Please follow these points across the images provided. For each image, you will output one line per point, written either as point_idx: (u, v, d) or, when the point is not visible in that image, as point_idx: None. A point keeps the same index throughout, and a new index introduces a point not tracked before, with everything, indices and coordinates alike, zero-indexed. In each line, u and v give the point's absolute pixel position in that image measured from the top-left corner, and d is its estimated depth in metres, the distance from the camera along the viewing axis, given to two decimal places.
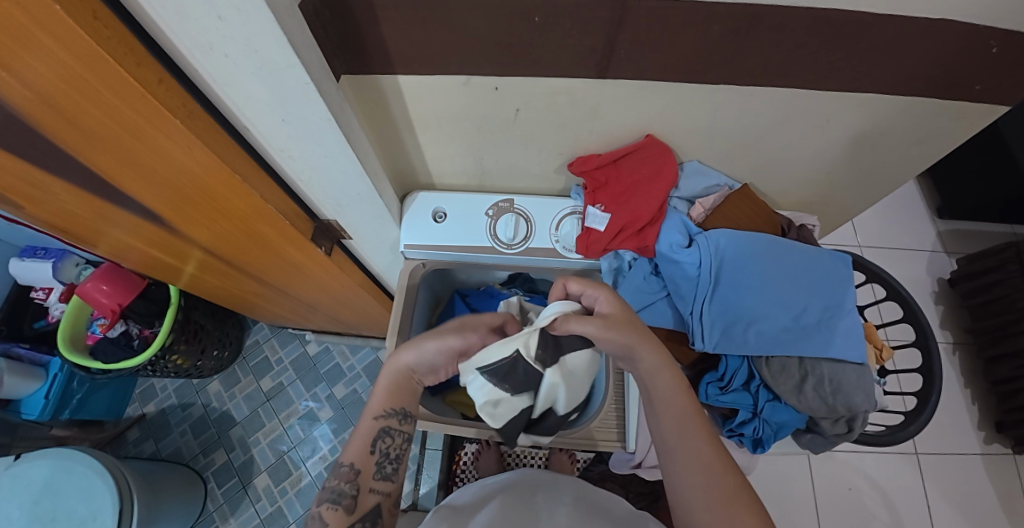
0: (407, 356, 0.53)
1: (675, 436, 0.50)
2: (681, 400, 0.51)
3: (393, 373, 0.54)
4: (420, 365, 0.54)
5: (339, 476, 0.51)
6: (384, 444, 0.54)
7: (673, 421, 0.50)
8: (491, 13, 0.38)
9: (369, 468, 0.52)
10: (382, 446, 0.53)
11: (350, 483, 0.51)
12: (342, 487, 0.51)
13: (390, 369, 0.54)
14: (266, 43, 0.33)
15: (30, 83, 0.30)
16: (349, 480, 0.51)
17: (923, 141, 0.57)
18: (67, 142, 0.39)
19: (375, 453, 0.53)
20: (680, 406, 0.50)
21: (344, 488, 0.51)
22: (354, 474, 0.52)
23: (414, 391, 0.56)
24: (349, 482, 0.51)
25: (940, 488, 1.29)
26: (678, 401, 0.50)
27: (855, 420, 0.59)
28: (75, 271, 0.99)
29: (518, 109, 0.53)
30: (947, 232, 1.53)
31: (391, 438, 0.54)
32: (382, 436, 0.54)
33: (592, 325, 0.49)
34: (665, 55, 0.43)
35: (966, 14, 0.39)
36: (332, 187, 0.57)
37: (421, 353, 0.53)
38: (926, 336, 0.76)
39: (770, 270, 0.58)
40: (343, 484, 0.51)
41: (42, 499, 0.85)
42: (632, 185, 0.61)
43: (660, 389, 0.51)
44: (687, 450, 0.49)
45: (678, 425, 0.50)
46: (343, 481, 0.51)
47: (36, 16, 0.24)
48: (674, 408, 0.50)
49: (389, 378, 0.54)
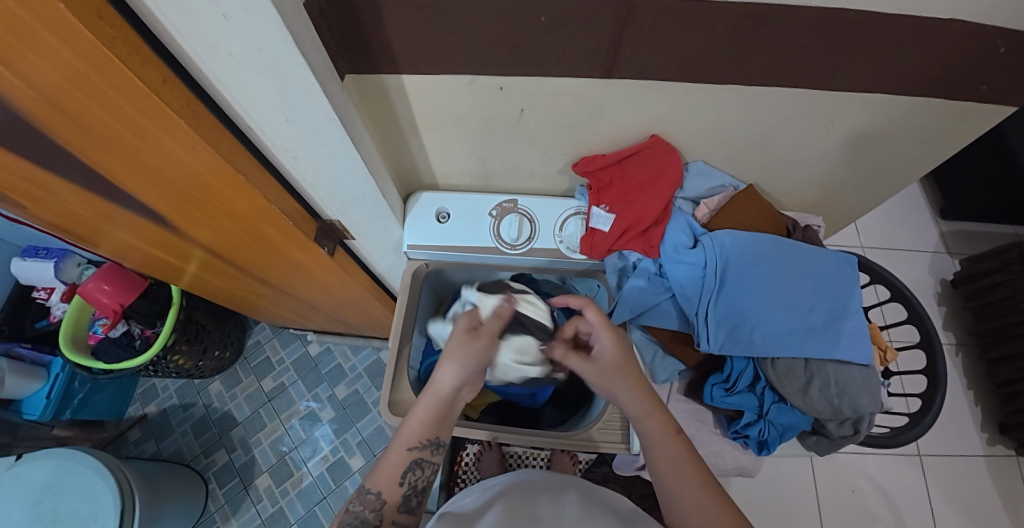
0: (449, 379, 0.54)
1: (671, 482, 0.51)
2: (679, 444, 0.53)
3: (436, 397, 0.54)
4: (465, 379, 0.55)
5: (365, 504, 0.52)
6: (413, 477, 0.54)
7: (668, 469, 0.51)
8: (496, 13, 0.38)
9: (394, 499, 0.53)
10: (410, 479, 0.54)
11: (375, 512, 0.52)
12: (365, 515, 0.51)
13: (430, 394, 0.54)
14: (271, 42, 0.33)
15: (35, 84, 0.30)
16: (374, 509, 0.52)
17: (929, 141, 0.57)
18: (71, 142, 0.39)
19: (403, 486, 0.53)
20: (674, 453, 0.52)
21: (369, 516, 0.52)
22: (380, 504, 0.52)
23: (448, 421, 0.56)
24: (374, 511, 0.52)
25: (944, 489, 1.28)
26: (671, 447, 0.52)
27: (861, 422, 0.59)
28: (77, 270, 1.00)
29: (523, 109, 0.53)
30: (950, 233, 1.53)
31: (420, 471, 0.54)
32: (413, 468, 0.54)
33: (581, 364, 0.58)
34: (671, 54, 0.43)
35: (975, 13, 0.39)
36: (336, 188, 0.57)
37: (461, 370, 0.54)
38: (931, 337, 0.75)
39: (775, 271, 0.58)
40: (368, 512, 0.52)
41: (43, 500, 0.85)
42: (636, 186, 0.61)
43: (653, 437, 0.53)
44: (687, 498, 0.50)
45: (675, 473, 0.51)
46: (367, 509, 0.52)
47: (42, 15, 0.24)
48: (669, 456, 0.52)
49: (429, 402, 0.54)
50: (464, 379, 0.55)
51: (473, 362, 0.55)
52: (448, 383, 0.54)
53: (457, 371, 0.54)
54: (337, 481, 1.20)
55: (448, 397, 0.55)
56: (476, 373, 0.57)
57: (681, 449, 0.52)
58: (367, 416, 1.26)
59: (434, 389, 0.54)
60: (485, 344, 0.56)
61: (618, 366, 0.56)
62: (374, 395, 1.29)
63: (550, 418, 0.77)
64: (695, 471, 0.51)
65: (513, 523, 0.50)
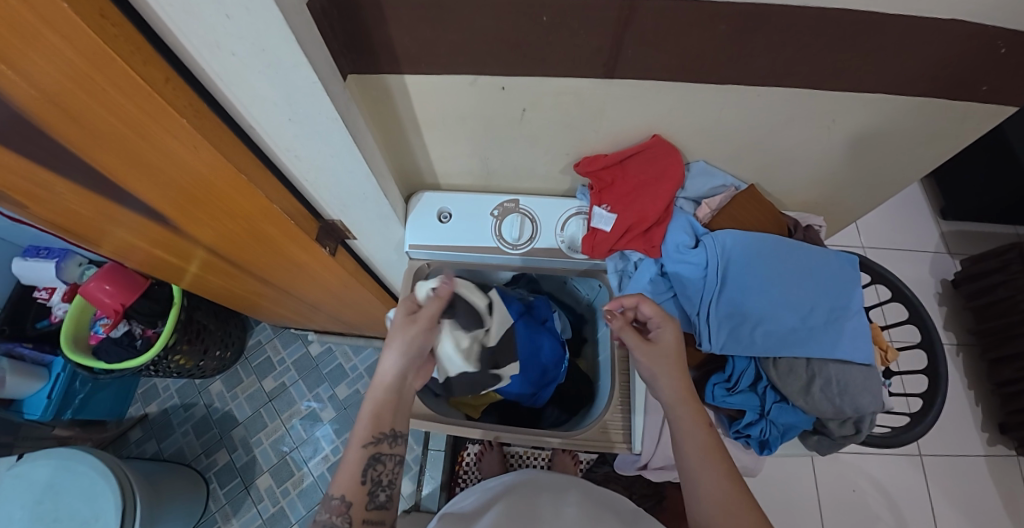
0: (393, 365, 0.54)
1: (696, 471, 0.51)
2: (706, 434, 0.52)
3: (383, 389, 0.54)
4: (409, 366, 0.55)
5: (330, 510, 0.50)
6: (374, 472, 0.53)
7: (695, 460, 0.51)
8: (498, 13, 0.38)
9: (360, 498, 0.52)
10: (373, 474, 0.53)
11: (342, 516, 0.50)
12: (333, 521, 0.50)
13: (380, 388, 0.54)
14: (273, 41, 0.33)
15: (37, 83, 0.30)
16: (341, 513, 0.50)
17: (930, 141, 0.57)
18: (72, 141, 0.39)
19: (366, 483, 0.52)
20: (703, 442, 0.51)
21: (336, 521, 0.50)
22: (346, 506, 0.51)
23: (402, 412, 0.56)
24: (341, 515, 0.50)
25: (944, 489, 1.28)
26: (700, 437, 0.52)
27: (862, 421, 0.59)
28: (79, 270, 1.00)
29: (524, 109, 0.53)
30: (951, 233, 1.53)
31: (382, 464, 0.53)
32: (372, 464, 0.53)
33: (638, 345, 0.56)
34: (672, 54, 0.43)
35: (975, 14, 0.39)
36: (338, 188, 0.57)
37: (404, 356, 0.54)
38: (932, 337, 0.75)
39: (776, 271, 0.58)
40: (335, 517, 0.50)
41: (43, 499, 0.85)
42: (638, 186, 0.61)
43: (683, 425, 0.52)
44: (711, 489, 0.50)
45: (701, 463, 0.51)
46: (335, 515, 0.50)
47: (44, 14, 0.24)
48: (698, 445, 0.51)
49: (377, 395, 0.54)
50: (407, 366, 0.55)
51: (413, 348, 0.54)
52: (390, 371, 0.54)
53: (399, 358, 0.54)
54: None
55: (395, 386, 0.54)
56: (420, 359, 0.56)
57: (710, 439, 0.52)
58: None
59: (380, 380, 0.54)
60: (423, 328, 0.55)
61: (674, 349, 0.55)
62: None
63: (551, 418, 0.77)
64: (722, 460, 0.51)
65: (513, 522, 0.50)
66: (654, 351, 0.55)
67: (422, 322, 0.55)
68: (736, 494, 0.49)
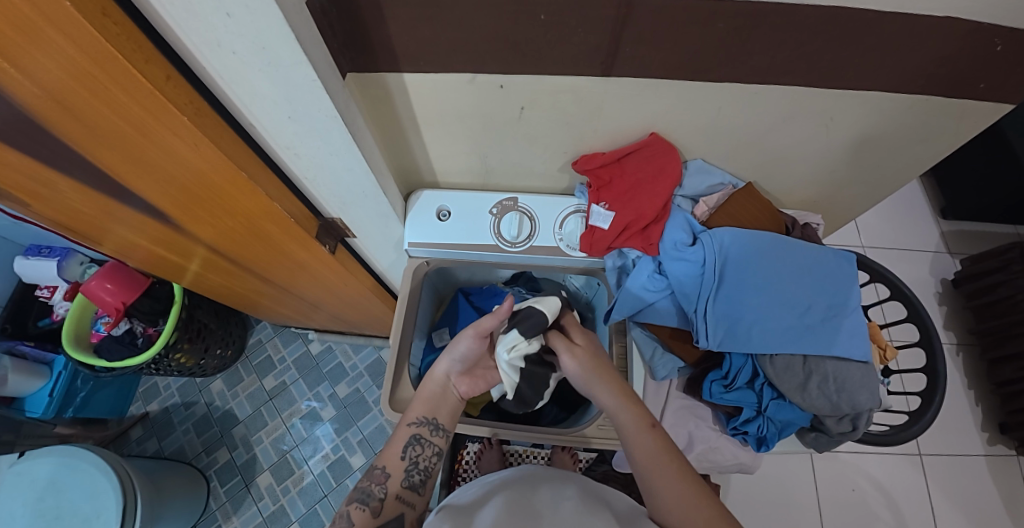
0: (443, 365, 0.59)
1: (651, 477, 0.51)
2: (650, 438, 0.54)
3: (431, 382, 0.58)
4: (456, 366, 0.59)
5: (371, 479, 0.53)
6: (414, 453, 0.55)
7: (648, 464, 0.52)
8: (496, 12, 0.39)
9: (398, 474, 0.54)
10: (412, 454, 0.55)
11: (379, 486, 0.53)
12: (371, 489, 0.52)
13: (429, 380, 0.59)
14: (273, 39, 0.33)
15: (40, 81, 0.31)
16: (379, 483, 0.53)
17: (926, 140, 0.57)
18: (75, 139, 0.40)
19: (405, 460, 0.54)
20: (652, 445, 0.53)
21: (373, 489, 0.52)
22: (385, 478, 0.53)
23: (451, 408, 0.59)
24: (378, 485, 0.53)
25: (944, 489, 1.28)
26: (649, 440, 0.53)
27: (858, 418, 0.59)
28: (80, 269, 1.01)
29: (523, 108, 0.54)
30: (950, 233, 1.53)
31: (420, 448, 0.55)
32: (413, 444, 0.55)
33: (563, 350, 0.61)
34: (669, 53, 0.43)
35: (971, 12, 0.39)
36: (338, 186, 0.57)
37: (456, 359, 0.59)
38: (930, 335, 0.76)
39: (774, 269, 0.58)
40: (373, 486, 0.53)
41: (45, 496, 0.85)
42: (636, 184, 0.61)
43: (629, 430, 0.55)
44: (665, 494, 0.50)
45: (654, 467, 0.52)
46: (374, 484, 0.53)
47: (47, 13, 0.24)
48: (646, 449, 0.53)
49: (427, 387, 0.59)
50: (454, 367, 0.59)
51: (463, 354, 0.59)
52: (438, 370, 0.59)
53: (451, 359, 0.59)
54: (338, 479, 1.21)
55: (442, 382, 0.59)
56: (471, 365, 0.61)
57: (657, 441, 0.53)
58: (368, 415, 1.27)
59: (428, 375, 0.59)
60: (471, 335, 0.58)
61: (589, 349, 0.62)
62: (375, 393, 1.29)
63: (550, 415, 0.78)
64: (673, 459, 0.52)
65: (512, 517, 0.51)
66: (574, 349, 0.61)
67: (472, 329, 0.58)
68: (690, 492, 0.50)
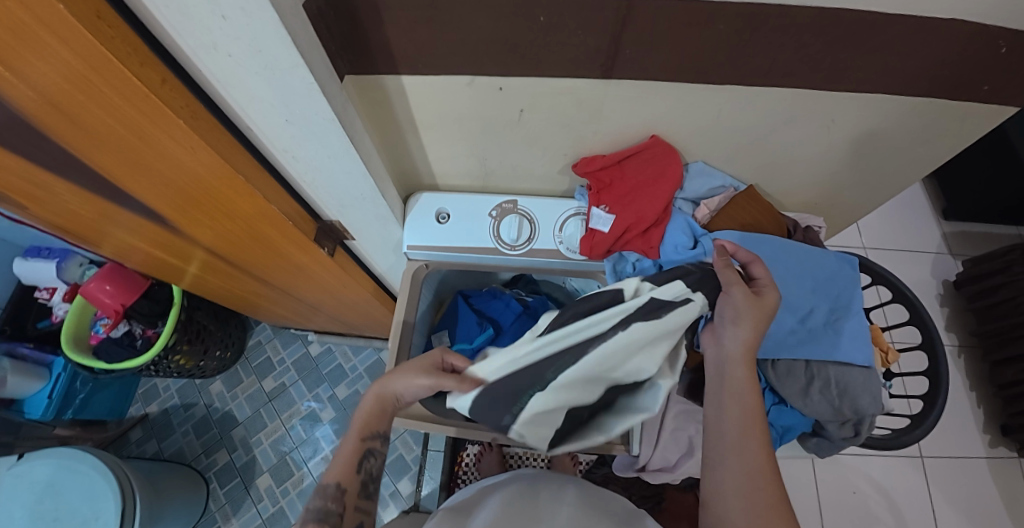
0: (400, 384, 0.53)
1: (727, 439, 0.46)
2: (750, 401, 0.46)
3: (382, 397, 0.53)
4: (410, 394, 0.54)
5: (324, 497, 0.50)
6: (368, 464, 0.54)
7: (734, 425, 0.46)
8: (495, 14, 0.38)
9: (354, 486, 0.52)
10: (367, 466, 0.54)
11: (337, 501, 0.50)
12: (329, 506, 0.49)
13: (378, 390, 0.53)
14: (269, 42, 0.33)
15: (35, 84, 0.30)
16: (336, 499, 0.50)
17: (931, 141, 0.57)
18: (71, 142, 0.39)
19: (361, 473, 0.53)
20: (744, 413, 0.46)
21: (331, 506, 0.49)
22: (341, 492, 0.50)
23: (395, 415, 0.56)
24: (336, 501, 0.50)
25: (945, 492, 1.28)
26: (746, 407, 0.46)
27: (861, 423, 0.58)
28: (79, 271, 1.00)
29: (522, 109, 0.53)
30: (952, 234, 1.52)
31: (376, 458, 0.55)
32: (368, 456, 0.54)
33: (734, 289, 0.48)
34: (670, 56, 0.43)
35: (973, 13, 0.39)
36: (335, 188, 0.57)
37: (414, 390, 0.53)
38: (933, 338, 0.75)
39: (777, 271, 0.58)
40: (329, 503, 0.49)
41: (43, 498, 0.85)
42: (636, 186, 0.61)
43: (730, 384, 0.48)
44: (737, 464, 0.44)
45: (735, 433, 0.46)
46: (330, 501, 0.50)
47: (41, 16, 0.24)
48: (739, 411, 0.46)
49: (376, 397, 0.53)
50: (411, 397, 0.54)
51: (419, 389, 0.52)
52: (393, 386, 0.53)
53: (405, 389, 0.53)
54: None
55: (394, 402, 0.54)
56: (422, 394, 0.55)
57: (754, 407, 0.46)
58: None
59: (383, 389, 0.53)
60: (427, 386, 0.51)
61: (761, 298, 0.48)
62: None
63: None
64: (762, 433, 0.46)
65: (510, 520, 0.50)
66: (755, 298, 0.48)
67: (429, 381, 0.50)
68: (763, 472, 0.44)
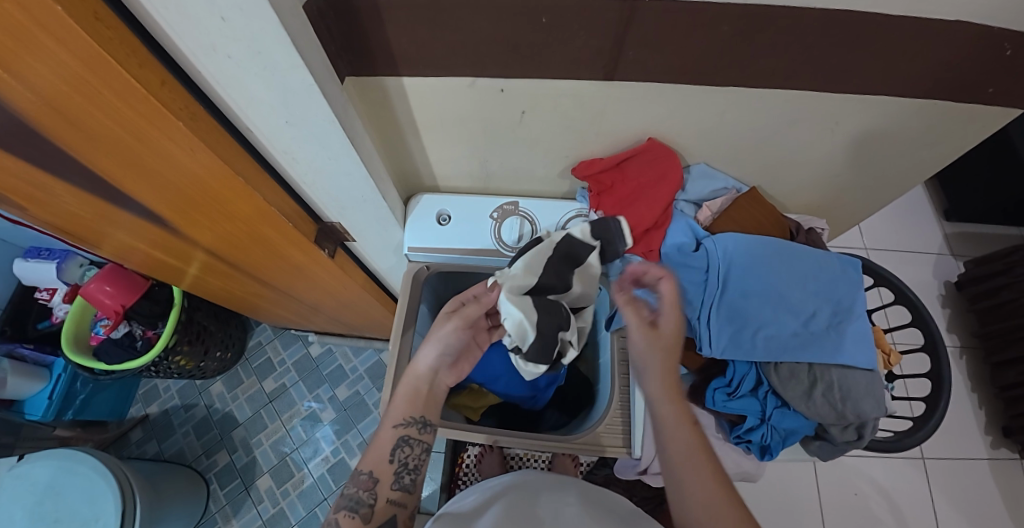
0: (425, 358, 0.56)
1: (682, 471, 0.49)
2: (689, 433, 0.50)
3: (414, 379, 0.56)
4: (443, 360, 0.57)
5: (358, 484, 0.53)
6: (403, 454, 0.55)
7: (681, 457, 0.49)
8: (497, 16, 0.38)
9: (387, 478, 0.54)
10: (401, 455, 0.55)
11: (368, 492, 0.52)
12: (359, 495, 0.52)
13: (412, 374, 0.56)
14: (269, 44, 0.32)
15: (33, 86, 0.30)
16: (367, 489, 0.53)
17: (933, 143, 0.56)
18: (70, 144, 0.39)
19: (394, 463, 0.54)
20: (687, 441, 0.49)
21: (362, 496, 0.52)
22: (372, 483, 0.53)
23: (434, 402, 0.58)
24: (367, 491, 0.53)
25: (947, 493, 1.27)
26: (687, 435, 0.50)
27: (864, 427, 0.58)
28: (80, 271, 1.00)
29: (524, 111, 0.53)
30: (954, 235, 1.52)
31: (410, 448, 0.55)
32: (401, 445, 0.55)
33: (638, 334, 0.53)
34: (673, 57, 0.43)
35: (979, 15, 0.39)
36: (336, 190, 0.56)
37: (443, 352, 0.56)
38: (935, 341, 0.75)
39: (778, 273, 0.57)
40: (361, 492, 0.53)
41: (44, 499, 0.85)
42: (637, 189, 0.61)
43: (669, 421, 0.51)
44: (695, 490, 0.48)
45: (687, 464, 0.49)
46: (361, 490, 0.53)
47: (38, 17, 0.24)
48: (683, 442, 0.50)
49: (409, 384, 0.56)
50: (442, 362, 0.57)
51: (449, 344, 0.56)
52: (424, 363, 0.56)
53: (434, 352, 0.55)
54: (338, 482, 1.20)
55: (427, 378, 0.57)
56: (455, 355, 0.58)
57: (695, 436, 0.50)
58: (368, 418, 1.26)
59: (412, 371, 0.56)
60: (456, 325, 0.56)
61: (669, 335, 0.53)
62: (375, 396, 1.29)
63: (551, 421, 0.77)
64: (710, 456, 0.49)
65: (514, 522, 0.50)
66: (653, 336, 0.52)
67: (456, 319, 0.56)
68: (719, 492, 0.47)
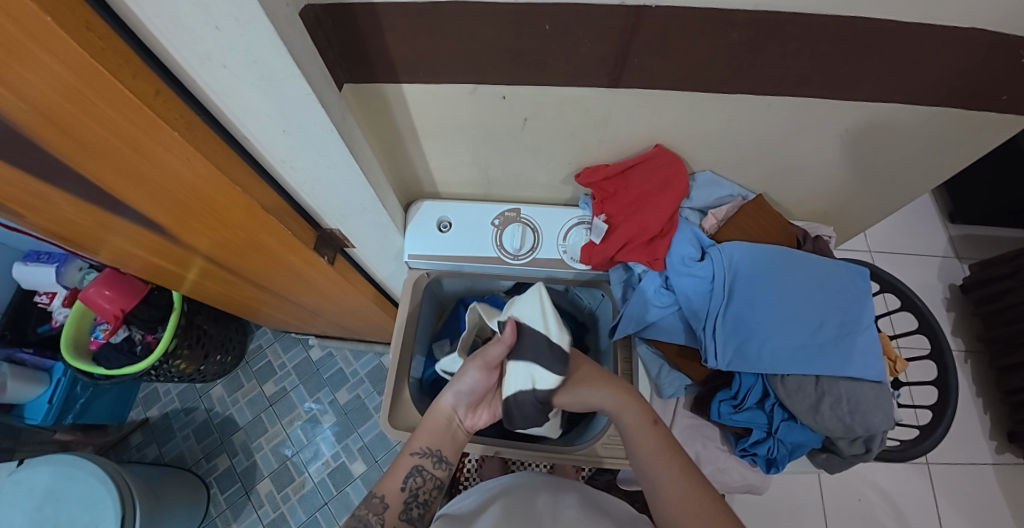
0: (447, 397, 0.57)
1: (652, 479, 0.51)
2: (654, 438, 0.52)
3: (436, 415, 0.57)
4: (464, 400, 0.57)
5: (369, 507, 0.52)
6: (415, 484, 0.54)
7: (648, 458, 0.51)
8: (500, 23, 0.37)
9: (396, 504, 0.53)
10: (412, 485, 0.54)
11: (377, 515, 0.52)
12: (368, 517, 0.51)
13: (435, 410, 0.57)
14: (264, 53, 0.31)
15: (24, 96, 0.29)
16: (377, 513, 0.52)
17: (943, 151, 0.55)
18: (66, 154, 0.38)
19: (405, 492, 0.54)
20: (652, 444, 0.51)
21: (370, 518, 0.51)
22: (383, 508, 0.52)
23: (455, 441, 0.57)
24: (376, 514, 0.52)
25: (951, 499, 1.27)
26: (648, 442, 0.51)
27: (873, 440, 0.56)
28: (79, 275, 0.99)
29: (527, 118, 0.52)
30: (958, 237, 1.51)
31: (421, 479, 0.55)
32: (415, 475, 0.54)
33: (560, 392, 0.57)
34: (679, 65, 0.42)
35: (994, 22, 0.38)
36: (335, 197, 0.55)
37: (463, 392, 0.57)
38: (943, 348, 0.73)
39: (784, 285, 0.57)
40: (371, 515, 0.52)
41: (43, 506, 0.84)
42: (641, 196, 0.60)
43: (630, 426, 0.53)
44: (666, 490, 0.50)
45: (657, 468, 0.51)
46: (371, 512, 0.52)
47: (29, 28, 0.23)
48: (648, 446, 0.51)
49: (433, 418, 0.57)
50: (463, 401, 0.57)
51: (465, 382, 0.56)
52: (445, 398, 0.57)
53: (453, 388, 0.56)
54: (338, 487, 1.19)
55: (448, 414, 0.57)
56: (478, 397, 0.58)
57: (659, 438, 0.52)
58: (368, 422, 1.25)
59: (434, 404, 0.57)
60: (475, 366, 0.56)
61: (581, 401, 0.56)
62: (375, 400, 1.28)
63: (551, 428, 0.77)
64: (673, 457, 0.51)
65: (512, 522, 0.50)
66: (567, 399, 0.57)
67: (477, 360, 0.56)
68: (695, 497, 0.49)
